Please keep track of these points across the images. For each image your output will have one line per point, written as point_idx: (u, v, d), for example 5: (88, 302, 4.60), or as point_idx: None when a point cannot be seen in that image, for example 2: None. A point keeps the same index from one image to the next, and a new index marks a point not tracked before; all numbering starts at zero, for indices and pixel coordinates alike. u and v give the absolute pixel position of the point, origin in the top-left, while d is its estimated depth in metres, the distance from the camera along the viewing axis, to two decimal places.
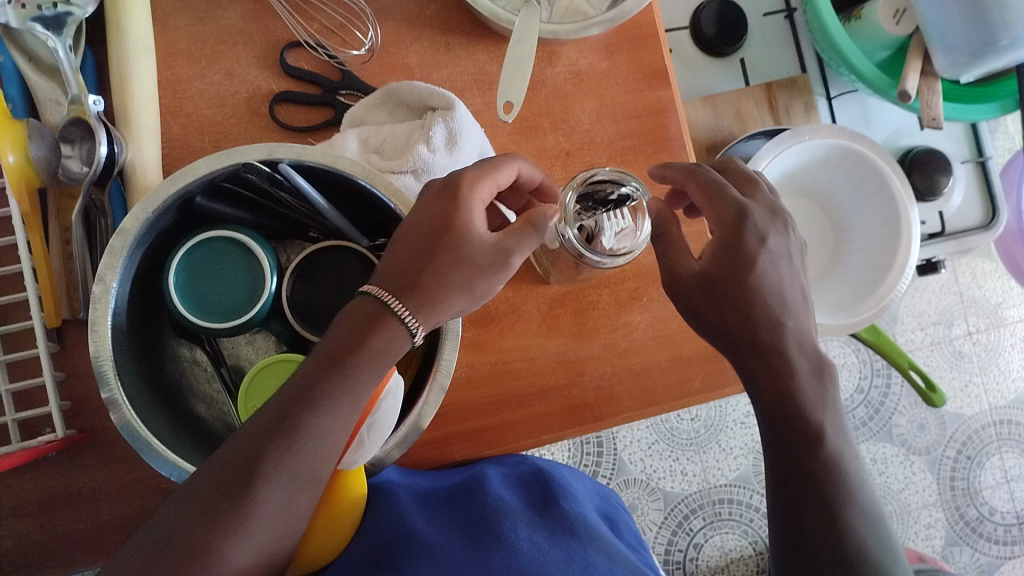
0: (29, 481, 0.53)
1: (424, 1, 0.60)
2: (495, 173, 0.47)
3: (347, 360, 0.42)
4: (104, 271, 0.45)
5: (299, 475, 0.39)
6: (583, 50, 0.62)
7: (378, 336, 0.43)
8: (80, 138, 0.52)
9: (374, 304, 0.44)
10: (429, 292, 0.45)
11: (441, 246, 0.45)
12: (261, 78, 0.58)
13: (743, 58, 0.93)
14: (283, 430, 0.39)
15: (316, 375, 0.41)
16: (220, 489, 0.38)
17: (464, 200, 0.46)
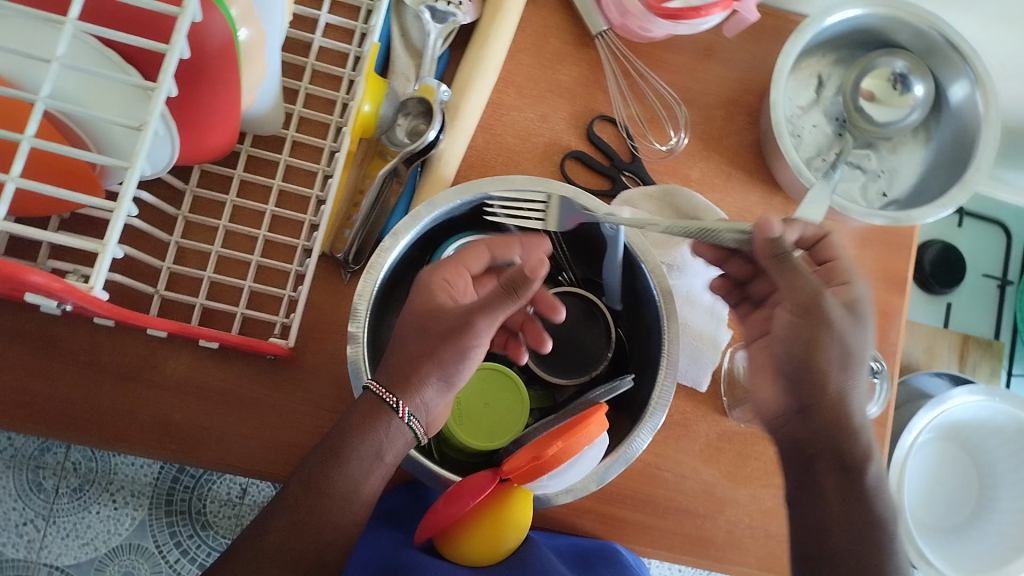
0: (222, 369, 0.57)
1: (727, 133, 0.65)
2: (456, 261, 0.51)
3: (345, 454, 0.43)
4: (401, 228, 0.51)
5: (298, 554, 0.41)
6: (841, 232, 0.66)
7: (363, 417, 0.43)
8: (416, 113, 0.57)
9: (368, 398, 0.44)
10: (405, 371, 0.44)
11: (415, 329, 0.46)
12: (567, 133, 0.64)
13: (948, 303, 0.97)
14: (291, 509, 0.42)
15: (318, 460, 0.43)
16: (247, 548, 0.41)
17: (424, 284, 0.48)
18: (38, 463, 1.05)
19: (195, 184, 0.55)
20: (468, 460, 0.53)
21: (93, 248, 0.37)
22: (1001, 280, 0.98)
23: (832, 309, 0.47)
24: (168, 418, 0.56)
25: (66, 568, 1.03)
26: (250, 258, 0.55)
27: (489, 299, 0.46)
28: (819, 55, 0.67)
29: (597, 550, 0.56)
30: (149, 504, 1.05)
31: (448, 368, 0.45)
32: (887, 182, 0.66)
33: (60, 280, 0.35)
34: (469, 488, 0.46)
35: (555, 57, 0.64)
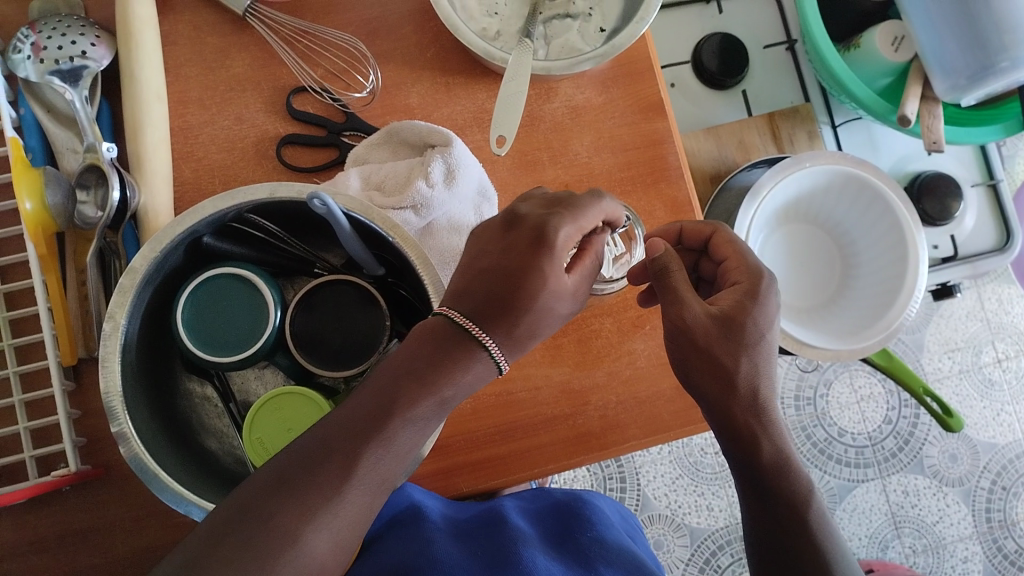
0: (45, 517, 0.55)
1: (425, 44, 0.62)
2: (574, 216, 0.45)
3: (441, 383, 0.40)
4: (114, 309, 0.47)
5: (381, 479, 0.39)
6: (580, 85, 0.63)
7: (476, 364, 0.42)
8: (95, 184, 0.54)
9: (456, 332, 0.42)
10: (514, 347, 0.43)
11: (528, 303, 0.43)
12: (269, 122, 0.60)
13: (746, 90, 0.97)
14: (382, 429, 0.39)
15: (418, 384, 0.40)
16: (312, 473, 0.37)
17: (553, 253, 0.44)
18: None
19: None
20: None
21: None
22: (786, 43, 0.98)
23: (750, 322, 0.47)
24: None
25: None
26: (11, 400, 0.53)
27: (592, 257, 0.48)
28: None
29: (563, 513, 0.63)
30: None
31: (555, 310, 0.44)
32: (601, 17, 0.63)
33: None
34: None
35: (220, 54, 0.60)
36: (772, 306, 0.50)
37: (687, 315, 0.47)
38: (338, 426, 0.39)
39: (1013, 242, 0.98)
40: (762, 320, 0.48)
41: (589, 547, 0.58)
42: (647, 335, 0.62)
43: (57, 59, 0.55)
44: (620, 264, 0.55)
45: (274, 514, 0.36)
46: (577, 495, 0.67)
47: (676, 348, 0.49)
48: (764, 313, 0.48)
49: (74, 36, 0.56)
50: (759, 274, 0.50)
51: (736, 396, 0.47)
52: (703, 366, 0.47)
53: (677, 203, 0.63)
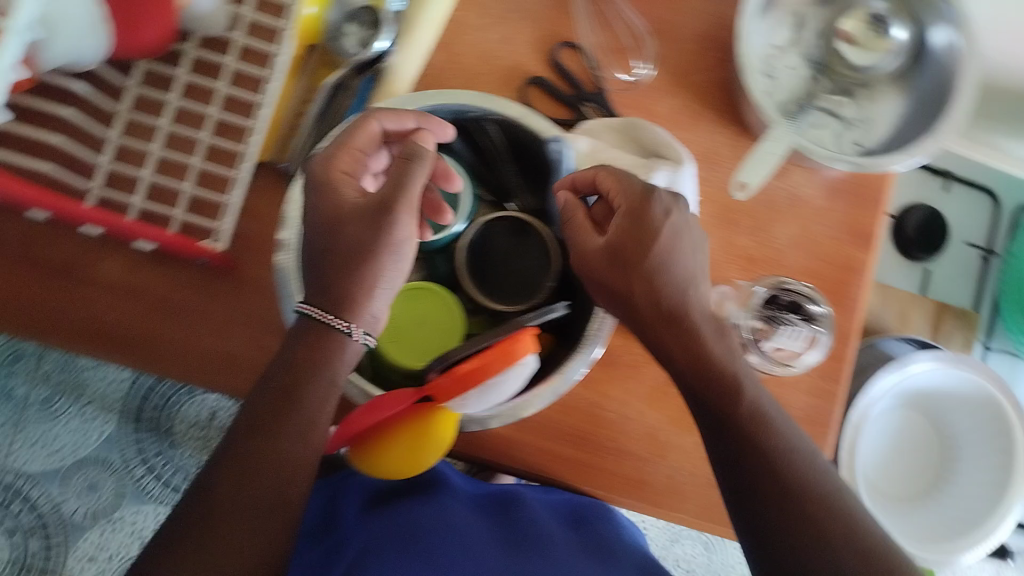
0: (161, 275, 0.56)
1: (698, 67, 0.62)
2: (347, 141, 0.48)
3: (291, 386, 0.45)
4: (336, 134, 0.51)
5: (256, 502, 0.42)
6: (811, 182, 0.63)
7: (314, 352, 0.45)
8: (367, 24, 0.55)
9: (310, 323, 0.46)
10: (350, 294, 0.46)
11: (336, 243, 0.46)
12: (531, 57, 0.61)
13: (929, 271, 0.98)
14: (236, 458, 0.43)
15: (265, 399, 0.45)
16: (193, 509, 0.42)
17: (329, 181, 0.47)
18: (9, 370, 1.06)
19: (137, 82, 0.55)
20: (401, 383, 0.52)
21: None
22: (984, 252, 1.00)
23: (654, 240, 0.48)
24: (100, 319, 0.55)
25: (32, 474, 1.04)
26: (190, 160, 0.55)
27: (398, 169, 0.47)
28: None
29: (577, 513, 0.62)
30: (118, 418, 1.06)
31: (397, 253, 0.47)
32: (862, 132, 0.61)
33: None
34: (387, 402, 0.46)
35: None
36: (688, 249, 0.49)
37: (585, 247, 0.50)
38: (204, 474, 0.44)
39: None
40: (664, 244, 0.48)
41: (608, 537, 0.60)
42: None
43: None
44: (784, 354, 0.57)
45: (173, 553, 0.41)
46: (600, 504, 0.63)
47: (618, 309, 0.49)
48: (679, 268, 0.48)
49: None
50: (646, 192, 0.48)
51: (708, 361, 0.48)
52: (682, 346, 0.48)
53: (838, 331, 0.62)
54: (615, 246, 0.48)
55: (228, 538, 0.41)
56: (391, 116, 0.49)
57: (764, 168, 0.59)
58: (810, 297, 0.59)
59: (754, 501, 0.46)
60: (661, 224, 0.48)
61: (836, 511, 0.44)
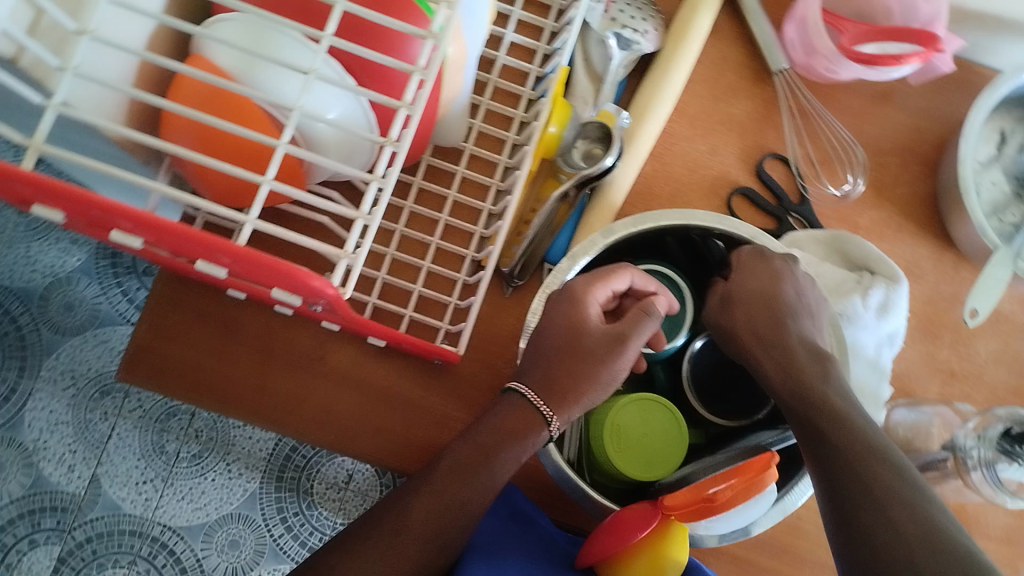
0: (383, 365, 0.58)
1: (900, 182, 0.64)
2: (607, 276, 0.51)
3: (494, 451, 0.47)
4: (579, 251, 0.52)
5: (436, 536, 0.46)
6: (1014, 297, 0.63)
7: (519, 421, 0.48)
8: (593, 137, 0.58)
9: (522, 402, 0.49)
10: (564, 388, 0.49)
11: (573, 355, 0.50)
12: (736, 169, 0.63)
13: None
14: (430, 502, 0.46)
15: (468, 450, 0.47)
16: (366, 536, 0.46)
17: (580, 301, 0.50)
18: (163, 426, 1.10)
19: None
20: (617, 484, 0.53)
21: (335, 252, 0.38)
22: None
23: (784, 290, 0.51)
24: (329, 410, 0.58)
25: (177, 530, 1.08)
26: (422, 263, 0.57)
27: (634, 317, 0.51)
28: (1004, 112, 0.65)
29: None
30: (262, 477, 1.10)
31: (610, 384, 0.50)
32: None
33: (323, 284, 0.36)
34: (632, 519, 0.45)
35: (730, 91, 0.64)
36: (792, 294, 0.52)
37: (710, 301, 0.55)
38: (392, 500, 0.48)
39: None
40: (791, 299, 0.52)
41: None
42: None
43: (623, 26, 0.59)
44: (1012, 485, 0.51)
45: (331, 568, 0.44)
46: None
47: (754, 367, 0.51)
48: (783, 305, 0.52)
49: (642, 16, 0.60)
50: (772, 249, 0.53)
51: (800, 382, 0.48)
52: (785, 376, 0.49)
53: None
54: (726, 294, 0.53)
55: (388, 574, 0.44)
56: (637, 273, 0.52)
57: (989, 294, 0.58)
58: None
59: (860, 502, 0.41)
60: (771, 268, 0.52)
61: (939, 547, 0.38)
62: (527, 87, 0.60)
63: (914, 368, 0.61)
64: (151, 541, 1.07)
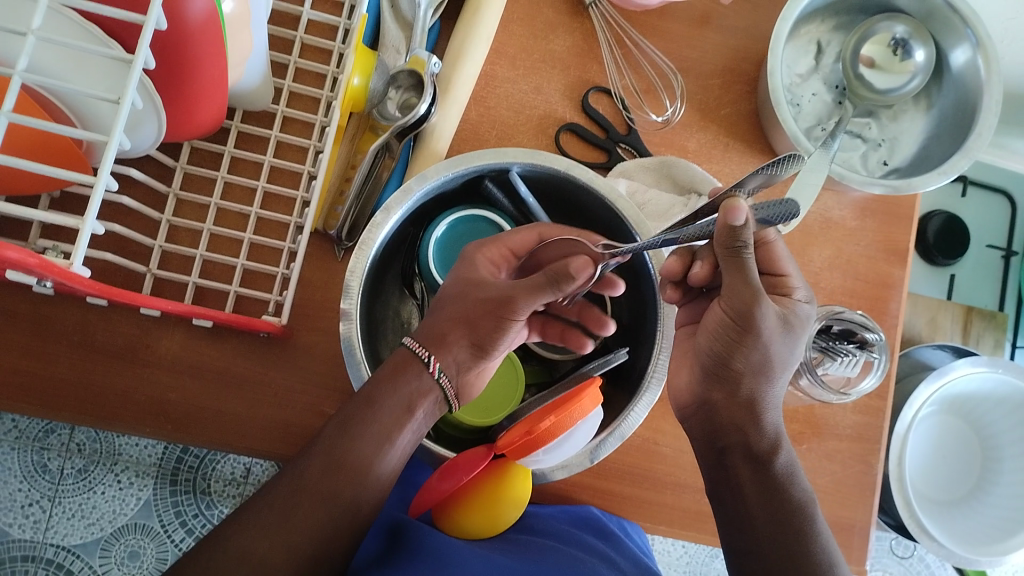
0: (217, 347, 0.56)
1: (724, 102, 0.64)
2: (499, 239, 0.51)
3: (376, 397, 0.44)
4: (392, 203, 0.50)
5: (337, 495, 0.42)
6: (841, 203, 0.65)
7: (397, 369, 0.46)
8: (407, 87, 0.57)
9: (407, 354, 0.47)
10: (441, 334, 0.47)
11: (462, 305, 0.47)
12: (561, 105, 0.63)
13: (953, 275, 0.99)
14: (328, 468, 0.42)
15: (352, 407, 0.44)
16: (260, 515, 0.41)
17: (467, 257, 0.50)
18: (43, 445, 1.05)
19: (185, 161, 0.55)
20: (458, 433, 0.53)
21: (72, 224, 0.37)
22: (1006, 251, 1.00)
23: (772, 327, 0.45)
24: (164, 398, 0.56)
25: (72, 549, 1.03)
26: (242, 236, 0.55)
27: (528, 283, 0.45)
28: (818, 22, 0.66)
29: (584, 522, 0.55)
30: (154, 483, 1.06)
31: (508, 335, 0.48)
32: (888, 151, 0.65)
33: (37, 255, 0.35)
34: (465, 463, 0.46)
35: (548, 27, 0.63)
36: (789, 351, 0.47)
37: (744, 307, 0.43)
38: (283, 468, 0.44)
39: None
40: (795, 352, 0.48)
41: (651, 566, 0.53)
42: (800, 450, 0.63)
43: None
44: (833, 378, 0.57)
45: (234, 537, 0.40)
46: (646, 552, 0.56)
47: (707, 377, 0.49)
48: (767, 360, 0.46)
49: None
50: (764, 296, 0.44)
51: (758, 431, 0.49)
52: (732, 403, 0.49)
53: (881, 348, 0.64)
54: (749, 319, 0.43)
55: (292, 547, 0.40)
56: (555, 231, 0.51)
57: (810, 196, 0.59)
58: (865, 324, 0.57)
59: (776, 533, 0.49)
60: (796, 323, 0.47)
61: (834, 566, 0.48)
62: (336, 42, 0.57)
63: None
64: (45, 564, 1.02)
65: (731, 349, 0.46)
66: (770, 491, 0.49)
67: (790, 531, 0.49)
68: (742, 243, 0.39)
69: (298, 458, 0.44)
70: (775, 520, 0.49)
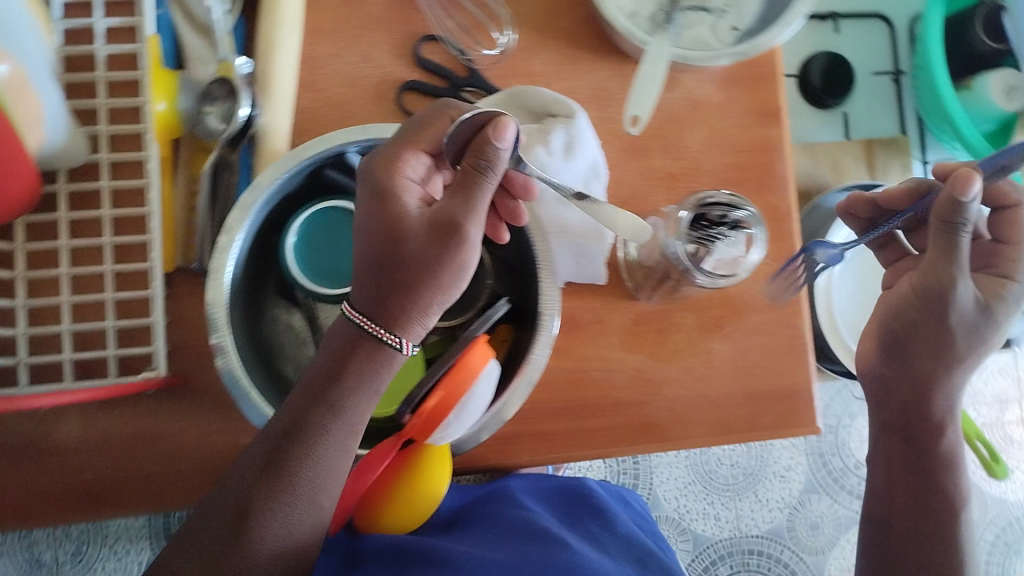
0: (116, 416, 0.57)
1: (558, 14, 0.62)
2: (411, 142, 0.47)
3: (331, 395, 0.44)
4: (233, 223, 0.49)
5: (294, 503, 0.43)
6: (703, 81, 0.63)
7: (356, 362, 0.44)
8: (222, 96, 0.54)
9: (351, 328, 0.44)
10: (393, 305, 0.44)
11: (391, 254, 0.44)
12: (394, 65, 0.60)
13: (845, 113, 0.97)
14: (279, 474, 0.43)
15: (307, 407, 0.43)
16: (219, 533, 0.42)
17: (388, 193, 0.45)
18: (32, 540, 1.05)
19: (22, 241, 0.53)
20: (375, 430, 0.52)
21: None
22: (893, 74, 0.98)
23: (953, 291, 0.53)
24: (79, 479, 0.56)
25: None
26: (103, 297, 0.54)
27: (457, 184, 0.44)
28: None
29: (574, 496, 0.66)
30: (151, 543, 1.06)
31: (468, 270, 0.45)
32: (735, 16, 0.62)
33: None
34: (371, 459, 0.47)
35: None
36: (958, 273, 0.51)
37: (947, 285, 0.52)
38: (243, 462, 0.44)
39: None
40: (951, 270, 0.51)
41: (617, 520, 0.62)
42: (726, 336, 0.63)
43: None
44: (722, 264, 0.53)
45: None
46: (588, 484, 0.68)
47: (889, 351, 0.59)
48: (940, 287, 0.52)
49: None
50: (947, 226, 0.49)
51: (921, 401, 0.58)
52: (909, 379, 0.58)
53: (775, 212, 0.64)
54: (947, 296, 0.52)
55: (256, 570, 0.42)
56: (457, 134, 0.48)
57: (657, 88, 0.58)
58: (733, 202, 0.53)
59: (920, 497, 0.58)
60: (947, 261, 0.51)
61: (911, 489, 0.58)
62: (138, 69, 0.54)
63: (636, 186, 0.62)
64: None
65: (918, 323, 0.56)
66: (919, 449, 0.59)
67: (926, 472, 0.58)
68: (959, 219, 0.48)
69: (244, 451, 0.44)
70: (908, 484, 0.59)
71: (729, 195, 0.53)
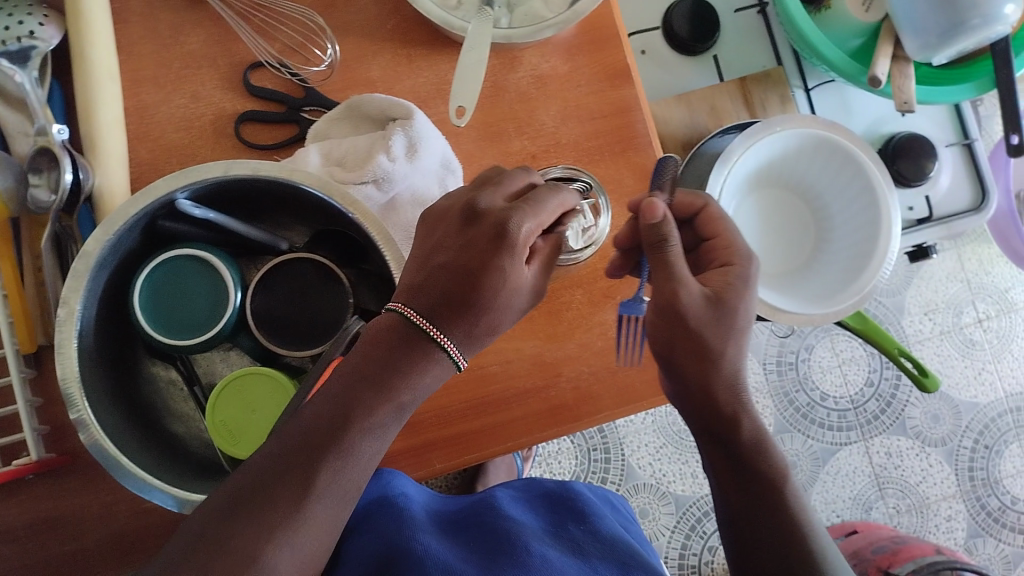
0: (12, 505, 0.55)
1: (385, 15, 0.61)
2: (534, 209, 0.44)
3: (396, 387, 0.42)
4: (68, 294, 0.47)
5: (346, 487, 0.40)
6: (546, 54, 0.62)
7: (431, 367, 0.43)
8: (47, 167, 0.52)
9: (408, 327, 0.42)
10: (476, 347, 0.44)
11: (496, 306, 0.43)
12: (227, 99, 0.59)
13: (717, 56, 0.97)
14: (337, 451, 0.40)
15: (372, 389, 0.41)
16: (268, 498, 0.38)
17: (517, 254, 0.43)
18: None
19: None
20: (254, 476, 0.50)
21: None
22: (758, 6, 0.97)
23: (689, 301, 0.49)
24: None
25: None
26: None
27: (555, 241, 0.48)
28: None
29: (557, 500, 0.62)
30: None
31: None
32: None
33: None
34: None
35: (174, 30, 0.59)
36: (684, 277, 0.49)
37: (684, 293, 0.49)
38: (289, 430, 0.41)
39: (988, 201, 0.95)
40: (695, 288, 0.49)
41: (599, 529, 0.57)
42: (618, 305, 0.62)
43: (5, 39, 0.53)
44: (587, 235, 0.54)
45: (231, 537, 0.36)
46: (569, 485, 0.65)
47: (668, 373, 0.53)
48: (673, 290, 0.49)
49: (21, 15, 0.54)
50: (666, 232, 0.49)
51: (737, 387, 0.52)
52: (691, 391, 0.51)
53: (645, 171, 0.62)
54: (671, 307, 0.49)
55: (298, 548, 0.37)
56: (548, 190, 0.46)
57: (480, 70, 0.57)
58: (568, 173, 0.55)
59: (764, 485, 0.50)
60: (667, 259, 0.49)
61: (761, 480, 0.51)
62: None
63: None
64: None
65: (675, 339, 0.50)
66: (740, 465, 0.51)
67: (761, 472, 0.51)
68: (660, 238, 0.48)
69: (277, 429, 0.41)
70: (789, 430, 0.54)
71: (565, 167, 0.55)
